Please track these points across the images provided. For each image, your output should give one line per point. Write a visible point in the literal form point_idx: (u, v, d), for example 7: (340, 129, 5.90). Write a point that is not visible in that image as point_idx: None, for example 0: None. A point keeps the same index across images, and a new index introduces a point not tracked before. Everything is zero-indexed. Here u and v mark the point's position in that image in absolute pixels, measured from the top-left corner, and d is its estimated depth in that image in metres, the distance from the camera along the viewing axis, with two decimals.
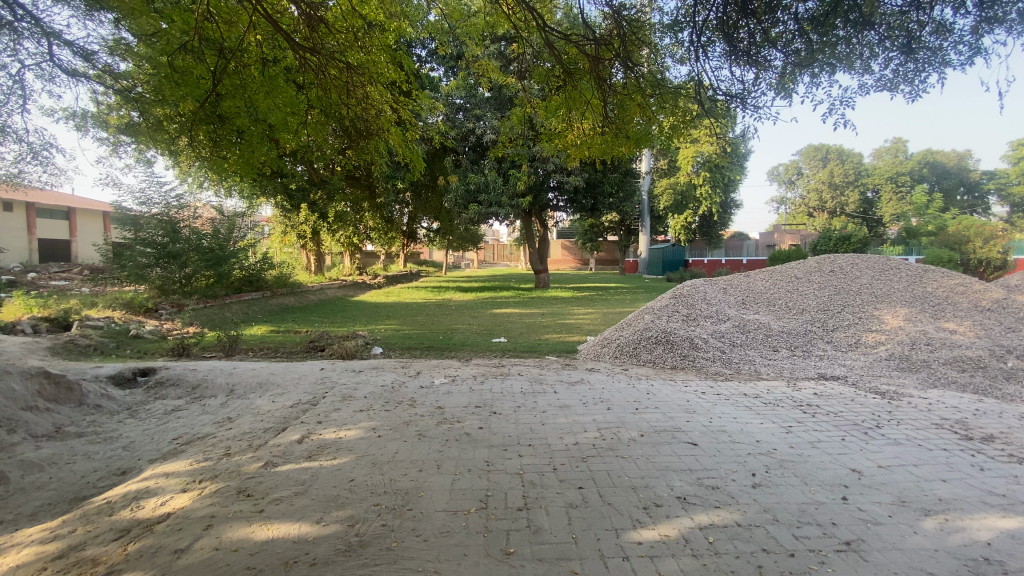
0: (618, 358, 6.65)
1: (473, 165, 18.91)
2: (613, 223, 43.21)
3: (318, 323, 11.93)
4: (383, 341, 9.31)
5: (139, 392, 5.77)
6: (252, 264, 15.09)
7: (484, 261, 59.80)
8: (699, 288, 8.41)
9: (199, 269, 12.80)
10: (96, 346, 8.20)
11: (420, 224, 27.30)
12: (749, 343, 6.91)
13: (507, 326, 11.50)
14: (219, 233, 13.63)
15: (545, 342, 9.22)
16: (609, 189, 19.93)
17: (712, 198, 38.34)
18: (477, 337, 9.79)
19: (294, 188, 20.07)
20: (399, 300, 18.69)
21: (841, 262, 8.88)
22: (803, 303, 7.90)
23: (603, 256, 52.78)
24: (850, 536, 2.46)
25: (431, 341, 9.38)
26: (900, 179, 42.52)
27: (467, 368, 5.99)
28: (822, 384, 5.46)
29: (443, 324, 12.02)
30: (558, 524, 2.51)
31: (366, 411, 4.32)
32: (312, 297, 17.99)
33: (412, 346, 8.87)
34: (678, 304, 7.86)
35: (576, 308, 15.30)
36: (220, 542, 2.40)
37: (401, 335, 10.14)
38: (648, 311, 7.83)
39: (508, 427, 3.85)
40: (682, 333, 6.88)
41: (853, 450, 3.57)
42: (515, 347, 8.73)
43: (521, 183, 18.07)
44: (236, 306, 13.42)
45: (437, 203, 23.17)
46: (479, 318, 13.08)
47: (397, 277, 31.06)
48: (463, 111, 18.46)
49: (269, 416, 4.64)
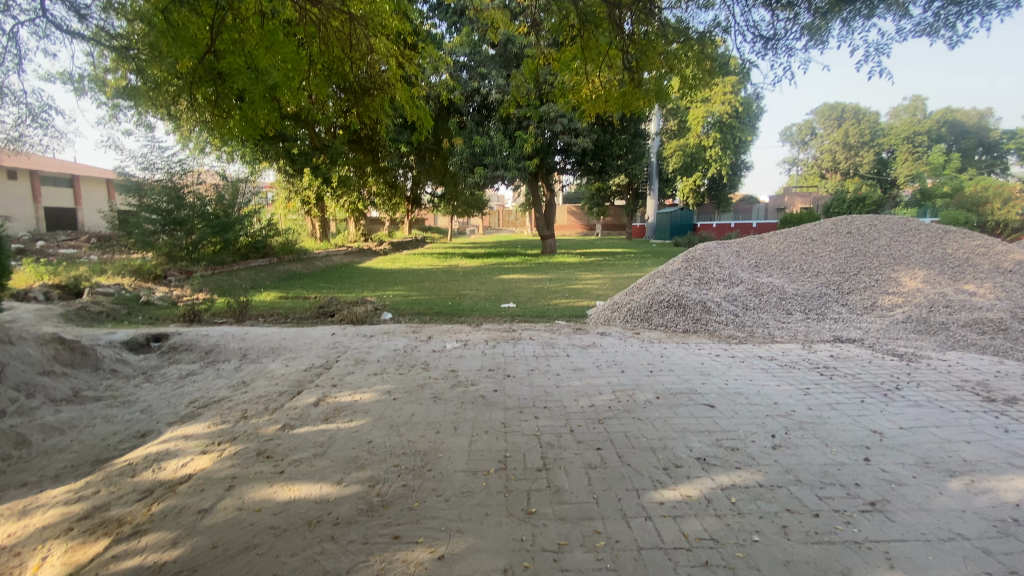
0: (629, 322, 6.61)
1: (478, 126, 18.45)
2: (621, 188, 42.55)
3: (327, 289, 11.92)
4: (392, 307, 9.28)
5: (153, 357, 5.80)
6: (258, 231, 15.01)
7: (489, 228, 59.44)
8: (712, 251, 8.27)
9: (205, 235, 12.74)
10: (108, 312, 8.25)
11: (425, 188, 26.98)
12: (763, 307, 6.84)
13: (515, 291, 11.44)
14: (224, 199, 13.51)
15: (555, 307, 9.19)
16: (618, 150, 19.49)
17: (722, 159, 37.54)
18: (486, 303, 9.74)
19: (296, 152, 19.76)
20: (406, 266, 18.62)
21: (858, 224, 8.67)
22: (818, 265, 7.75)
23: (610, 221, 52.31)
24: (875, 497, 2.46)
25: (440, 306, 9.34)
26: (916, 139, 41.33)
27: (479, 333, 5.96)
28: (838, 346, 5.39)
29: (451, 290, 11.96)
30: (578, 484, 2.49)
31: (379, 374, 4.32)
32: (319, 264, 17.97)
33: (421, 312, 8.84)
34: (691, 267, 7.74)
35: (584, 273, 15.19)
36: (243, 502, 2.42)
37: (410, 301, 10.10)
38: (659, 275, 7.73)
39: (523, 390, 3.83)
40: (694, 297, 6.80)
41: (873, 411, 3.54)
42: (524, 312, 8.71)
43: (528, 145, 17.85)
44: (244, 273, 13.40)
45: (441, 167, 22.81)
46: (486, 284, 13.04)
47: (402, 243, 30.95)
48: (467, 69, 18.00)
49: (283, 380, 4.65)
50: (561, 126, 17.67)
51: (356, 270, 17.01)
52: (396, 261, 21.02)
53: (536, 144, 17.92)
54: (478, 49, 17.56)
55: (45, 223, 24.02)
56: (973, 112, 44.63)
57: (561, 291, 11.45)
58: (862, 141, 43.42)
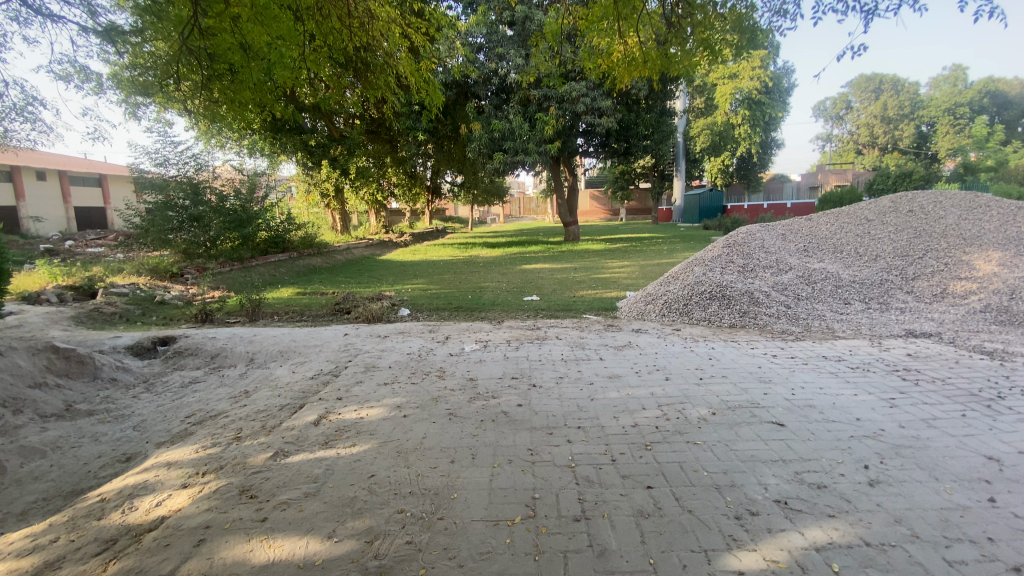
0: (667, 316, 6.02)
1: (497, 111, 17.80)
2: (645, 171, 41.32)
3: (345, 283, 11.56)
4: (411, 302, 8.81)
5: (157, 363, 5.46)
6: (277, 225, 14.78)
7: (511, 217, 58.86)
8: (755, 235, 7.57)
9: (222, 231, 12.51)
10: (120, 314, 8.01)
11: (444, 177, 26.52)
12: (816, 296, 6.14)
13: (540, 282, 10.86)
14: (241, 194, 13.29)
15: (582, 299, 8.62)
16: (643, 130, 18.63)
17: (751, 137, 35.97)
18: (509, 296, 9.20)
19: (313, 144, 19.45)
20: (426, 258, 18.20)
21: (920, 201, 7.81)
22: (876, 249, 6.97)
23: (634, 205, 51.17)
24: (1021, 560, 1.86)
25: (462, 301, 8.85)
26: (958, 110, 39.05)
27: (503, 332, 5.44)
28: (913, 343, 4.69)
29: (472, 282, 11.48)
30: (628, 543, 1.96)
31: (390, 384, 3.84)
32: (340, 257, 17.70)
33: (440, 307, 8.35)
34: (733, 253, 7.06)
35: (610, 261, 14.52)
36: (211, 566, 1.96)
37: (429, 295, 9.63)
38: (698, 263, 7.08)
39: (552, 405, 3.29)
40: (739, 287, 6.16)
41: (981, 430, 2.90)
42: (549, 305, 8.17)
43: (548, 127, 16.95)
44: (262, 268, 13.16)
45: (460, 155, 22.21)
46: (508, 275, 12.51)
47: (423, 234, 30.62)
48: (484, 51, 17.35)
49: (286, 390, 4.22)
50: (584, 106, 16.86)
51: (376, 263, 16.69)
52: (417, 252, 20.64)
53: (557, 126, 16.97)
54: (495, 29, 17.05)
55: (74, 223, 24.39)
56: (1018, 80, 42.07)
57: (588, 281, 10.84)
58: (900, 114, 41.22)
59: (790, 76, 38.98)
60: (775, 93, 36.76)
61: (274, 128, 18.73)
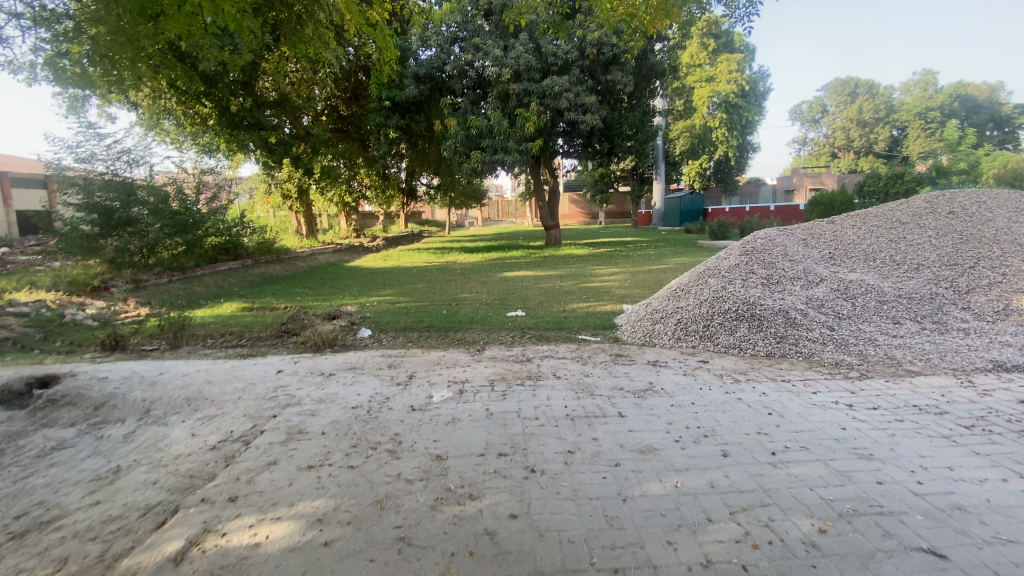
0: (685, 341, 4.90)
1: (474, 107, 16.61)
2: (625, 173, 40.67)
3: (302, 295, 10.15)
4: (373, 320, 7.50)
5: (20, 418, 4.05)
6: (228, 229, 13.23)
7: (490, 220, 57.82)
8: (775, 240, 6.53)
9: (161, 237, 10.99)
10: (12, 340, 6.48)
11: (419, 178, 25.22)
12: (861, 315, 5.09)
13: (523, 293, 9.65)
14: (183, 195, 11.84)
15: (574, 314, 7.44)
16: (627, 129, 17.66)
17: (729, 141, 35.79)
18: (489, 311, 7.95)
19: (275, 141, 17.92)
20: (397, 264, 16.84)
21: (958, 202, 6.91)
22: (918, 257, 5.99)
23: (613, 209, 50.82)
24: None
25: (433, 317, 7.57)
26: (928, 114, 39.68)
27: (484, 368, 4.21)
28: (1013, 381, 3.65)
29: (447, 293, 10.24)
30: None
31: (317, 469, 2.58)
32: (301, 264, 16.18)
33: (407, 325, 7.06)
34: (753, 261, 5.99)
35: (597, 267, 13.48)
36: None
37: (395, 310, 8.33)
38: (712, 273, 6.01)
39: (566, 514, 2.10)
40: (769, 305, 5.08)
41: None
42: (537, 322, 6.97)
43: (529, 124, 15.73)
44: (209, 279, 11.62)
45: (435, 157, 20.91)
46: (488, 284, 11.28)
47: (397, 238, 29.15)
48: (459, 41, 16.35)
49: (168, 475, 2.89)
50: (567, 102, 15.67)
51: (342, 270, 15.26)
52: (390, 258, 19.20)
53: (539, 123, 15.77)
54: (471, 19, 16.03)
55: (14, 228, 22.16)
56: (985, 85, 42.96)
57: (577, 290, 9.69)
58: (876, 117, 41.57)
59: (766, 84, 39.47)
60: (752, 96, 36.77)
61: (229, 122, 17.35)
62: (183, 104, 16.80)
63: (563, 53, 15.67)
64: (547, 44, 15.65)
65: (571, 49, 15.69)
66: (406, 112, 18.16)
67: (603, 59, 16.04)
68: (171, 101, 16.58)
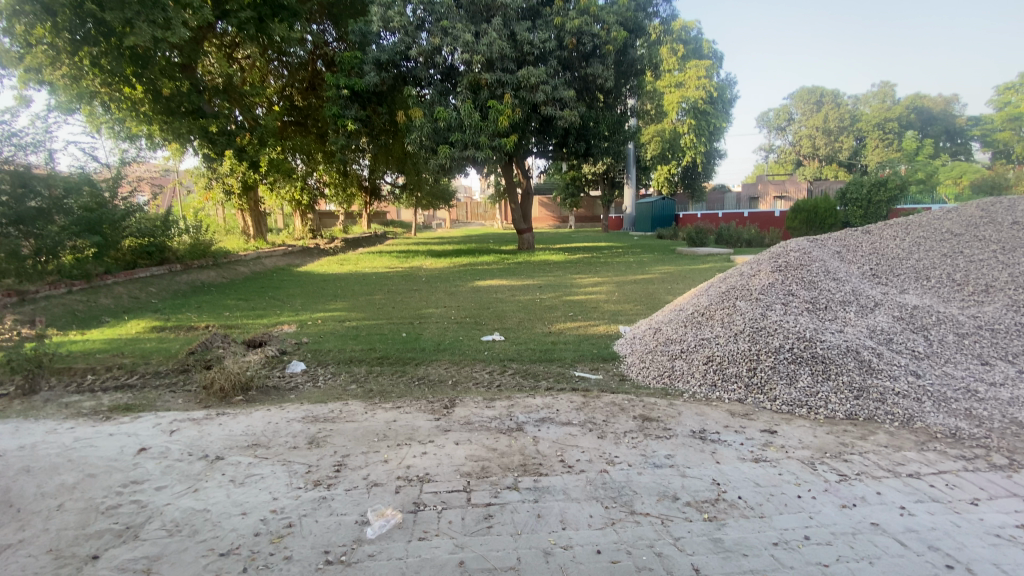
0: (728, 393, 3.64)
1: (443, 98, 15.24)
2: (596, 177, 39.86)
3: (232, 311, 8.45)
4: (312, 347, 5.94)
5: None
6: (149, 230, 11.31)
7: (458, 222, 56.40)
8: (809, 251, 5.40)
9: (64, 239, 8.93)
10: None
11: (381, 175, 23.52)
12: (943, 354, 3.95)
13: (497, 309, 8.25)
14: (96, 186, 9.95)
15: (563, 339, 6.08)
16: (606, 129, 16.60)
17: (697, 147, 35.71)
18: (458, 333, 6.51)
19: (216, 130, 15.95)
20: (355, 270, 15.17)
21: (1019, 211, 5.98)
22: (987, 275, 4.95)
23: (582, 211, 50.28)
24: None
25: (389, 343, 6.06)
26: (887, 125, 41.01)
27: (456, 447, 2.80)
28: None
29: (409, 306, 8.77)
30: None
31: None
32: (244, 269, 14.28)
33: (354, 355, 5.53)
34: (792, 280, 4.82)
35: (578, 276, 12.25)
36: None
37: (341, 333, 6.78)
38: (741, 295, 4.81)
39: None
40: (831, 340, 3.88)
41: None
42: (518, 350, 5.61)
43: (503, 118, 14.31)
44: (121, 288, 9.71)
45: (400, 154, 19.28)
46: (457, 296, 9.84)
47: (359, 240, 27.33)
48: (426, 26, 14.97)
49: None
50: (544, 95, 14.40)
51: (291, 277, 13.51)
52: (347, 262, 17.43)
53: (513, 118, 14.36)
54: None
55: None
56: (938, 99, 44.61)
57: (560, 306, 8.35)
58: (840, 127, 42.35)
59: (733, 91, 39.96)
60: (720, 102, 36.89)
61: (164, 108, 15.42)
62: (108, 84, 14.75)
63: (540, 42, 14.38)
64: (522, 31, 14.28)
65: (549, 38, 14.41)
66: (367, 103, 16.56)
67: (582, 50, 14.90)
68: (96, 82, 14.62)
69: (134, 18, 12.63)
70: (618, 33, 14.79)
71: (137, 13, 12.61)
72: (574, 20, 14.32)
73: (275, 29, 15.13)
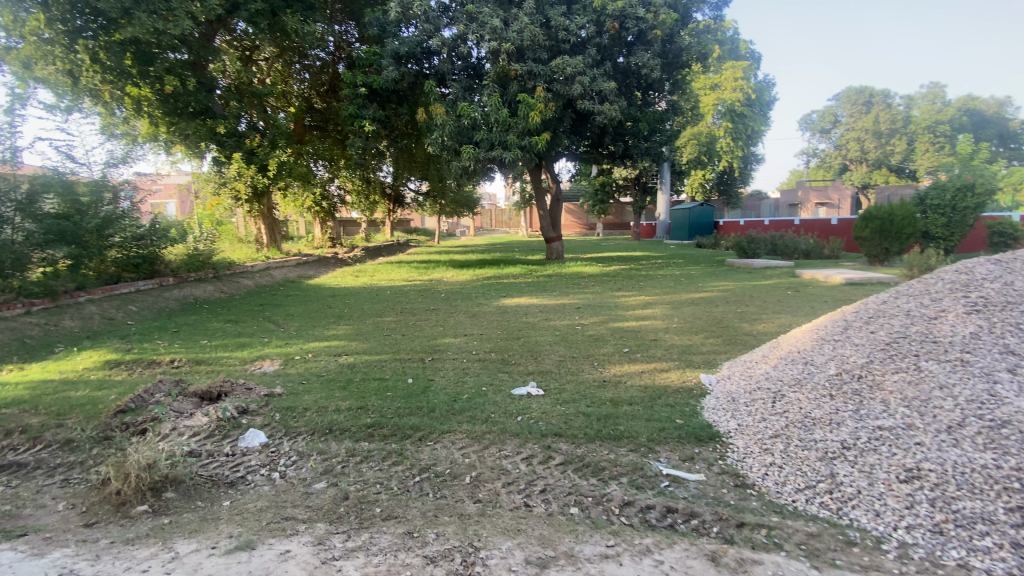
0: (984, 559, 2.07)
1: (467, 94, 13.78)
2: (626, 183, 38.04)
3: (209, 339, 7.00)
4: (284, 402, 4.34)
5: None
6: (136, 239, 10.04)
7: (482, 229, 55.25)
8: (1010, 283, 3.63)
9: (26, 249, 7.89)
10: None
11: (402, 180, 22.22)
12: None
13: (530, 341, 6.55)
14: (72, 190, 8.69)
15: (628, 396, 4.33)
16: (647, 128, 14.91)
17: (733, 151, 33.80)
18: (481, 381, 4.82)
19: (223, 131, 14.83)
20: (370, 282, 13.81)
21: None
22: None
23: (611, 219, 48.51)
24: None
25: (387, 396, 4.39)
26: (938, 129, 38.44)
27: None
28: None
29: (422, 334, 7.18)
30: None
31: None
32: (246, 281, 12.99)
33: (335, 420, 3.92)
34: (1013, 332, 3.13)
35: (620, 294, 10.54)
36: None
37: (328, 376, 5.14)
38: (930, 356, 3.15)
39: None
40: None
41: None
42: (567, 414, 3.94)
43: (534, 113, 12.72)
44: (95, 306, 8.42)
45: (423, 158, 17.87)
46: (482, 319, 8.26)
47: (379, 249, 26.06)
48: (450, 17, 13.69)
49: None
50: (580, 88, 12.81)
51: (298, 290, 12.18)
52: (362, 274, 16.05)
53: (545, 113, 12.78)
54: None
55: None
56: (992, 100, 41.69)
57: (609, 337, 6.60)
58: (891, 129, 39.60)
59: (771, 93, 37.99)
60: (758, 104, 34.91)
61: (170, 109, 14.17)
62: (111, 83, 13.70)
63: (577, 29, 12.88)
64: (557, 17, 12.83)
65: (587, 24, 12.86)
66: (386, 102, 15.30)
67: (623, 37, 13.30)
68: (97, 80, 13.57)
69: (134, 9, 11.73)
70: (667, 16, 13.15)
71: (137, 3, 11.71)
72: (617, 1, 12.73)
73: (288, 21, 13.98)
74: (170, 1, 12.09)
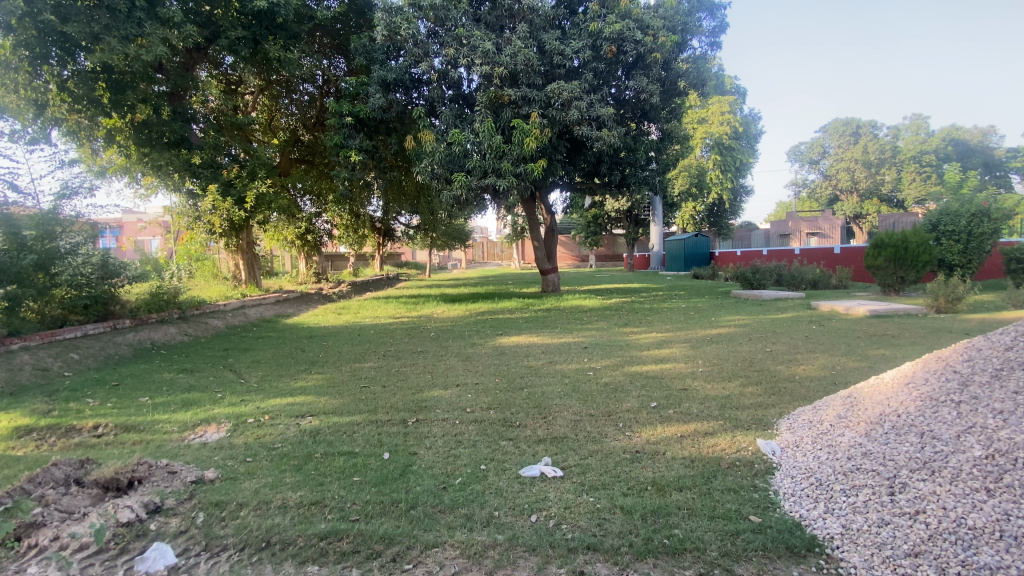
0: None
1: (458, 121, 13.08)
2: (619, 215, 37.64)
3: (151, 395, 5.82)
4: (215, 494, 3.21)
5: None
6: (86, 276, 8.76)
7: (473, 262, 54.43)
8: None
9: None
10: None
11: (391, 213, 21.41)
12: None
13: (535, 393, 5.44)
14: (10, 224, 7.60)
15: (674, 477, 3.26)
16: (645, 156, 14.29)
17: (723, 183, 33.67)
18: (478, 455, 3.72)
19: (200, 162, 13.80)
20: (354, 320, 12.73)
21: None
22: None
23: (603, 251, 48.01)
24: None
25: (355, 483, 3.28)
26: (923, 159, 38.74)
27: None
28: None
29: (407, 385, 6.09)
30: None
31: None
32: (216, 320, 11.85)
33: (278, 526, 2.80)
34: None
35: (628, 330, 9.56)
36: None
37: (283, 449, 4.01)
38: None
39: None
40: None
41: None
42: (599, 511, 2.87)
43: (530, 139, 12.00)
44: (27, 355, 7.20)
45: (412, 189, 17.06)
46: (476, 364, 7.19)
47: (367, 284, 24.97)
48: (440, 43, 13.07)
49: None
50: (578, 112, 12.15)
51: (272, 331, 11.04)
52: (345, 311, 14.94)
53: (542, 139, 12.06)
54: (451, 9, 12.65)
55: None
56: (973, 131, 42.35)
57: (629, 386, 5.57)
58: (879, 159, 39.87)
59: (758, 125, 38.34)
60: (746, 136, 35.05)
61: (145, 139, 13.40)
62: (79, 113, 12.77)
63: (573, 53, 12.35)
64: (552, 41, 12.31)
65: (584, 48, 12.33)
66: (373, 132, 14.59)
67: (622, 60, 12.75)
68: (64, 109, 12.60)
69: (103, 34, 10.84)
70: (666, 38, 12.65)
71: (108, 28, 10.87)
72: (614, 24, 12.25)
73: (271, 50, 13.22)
74: (143, 27, 11.29)
